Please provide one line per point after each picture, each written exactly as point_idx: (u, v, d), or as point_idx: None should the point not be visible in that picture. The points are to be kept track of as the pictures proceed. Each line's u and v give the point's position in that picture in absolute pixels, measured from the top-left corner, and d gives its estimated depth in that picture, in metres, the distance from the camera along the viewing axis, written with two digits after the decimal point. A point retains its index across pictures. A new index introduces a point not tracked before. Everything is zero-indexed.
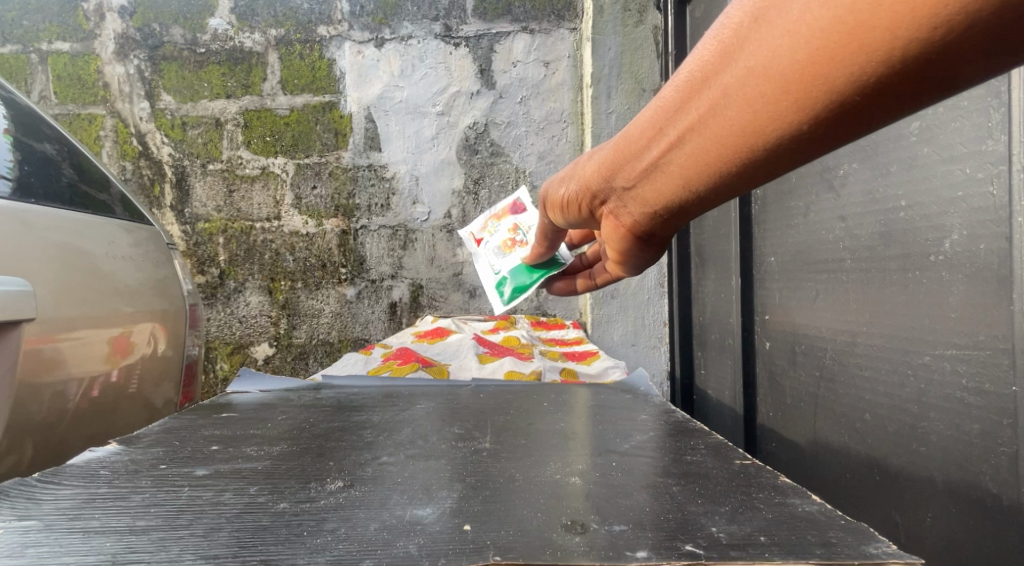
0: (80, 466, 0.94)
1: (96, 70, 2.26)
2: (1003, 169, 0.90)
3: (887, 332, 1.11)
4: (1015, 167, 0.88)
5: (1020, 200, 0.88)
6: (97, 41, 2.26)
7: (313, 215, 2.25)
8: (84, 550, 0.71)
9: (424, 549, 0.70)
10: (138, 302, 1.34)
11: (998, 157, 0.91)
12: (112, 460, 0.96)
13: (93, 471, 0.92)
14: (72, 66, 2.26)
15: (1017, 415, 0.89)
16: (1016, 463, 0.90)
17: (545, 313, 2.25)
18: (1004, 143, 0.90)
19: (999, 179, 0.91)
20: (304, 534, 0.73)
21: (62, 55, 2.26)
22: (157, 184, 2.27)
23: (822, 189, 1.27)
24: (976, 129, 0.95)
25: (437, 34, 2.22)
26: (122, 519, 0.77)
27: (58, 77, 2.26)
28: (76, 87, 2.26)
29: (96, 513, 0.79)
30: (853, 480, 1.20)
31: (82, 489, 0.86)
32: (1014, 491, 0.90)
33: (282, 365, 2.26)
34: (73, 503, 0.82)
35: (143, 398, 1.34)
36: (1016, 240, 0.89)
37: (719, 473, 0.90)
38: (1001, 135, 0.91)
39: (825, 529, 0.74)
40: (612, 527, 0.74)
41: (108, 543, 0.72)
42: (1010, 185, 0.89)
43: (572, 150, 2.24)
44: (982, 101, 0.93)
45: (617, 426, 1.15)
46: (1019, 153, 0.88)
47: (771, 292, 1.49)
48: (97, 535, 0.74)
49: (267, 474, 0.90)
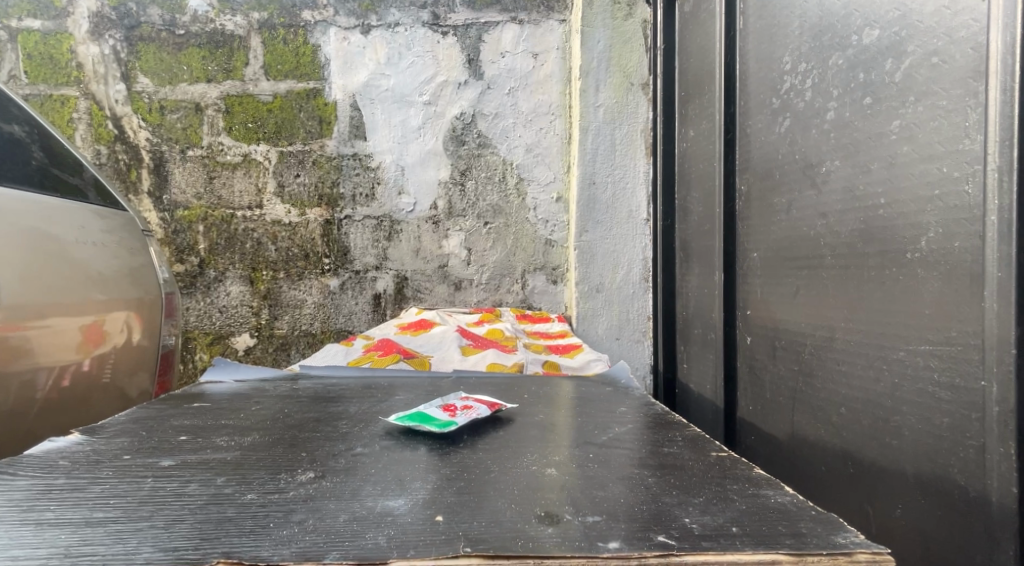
0: (38, 457, 0.91)
1: (69, 50, 2.22)
2: (978, 168, 0.90)
3: (864, 328, 1.11)
4: (991, 167, 0.88)
5: (993, 198, 0.88)
6: (70, 20, 2.21)
7: (296, 203, 2.23)
8: (36, 543, 0.69)
9: (392, 540, 0.69)
10: (111, 290, 1.31)
11: (974, 156, 0.91)
12: (72, 451, 0.94)
13: (52, 462, 0.90)
14: (43, 45, 2.21)
15: (984, 409, 0.89)
16: (983, 456, 0.90)
17: (530, 306, 2.24)
18: (981, 142, 0.90)
19: (974, 178, 0.91)
20: (270, 526, 0.72)
21: (33, 33, 2.21)
22: (133, 169, 2.23)
23: (804, 185, 1.27)
24: (953, 128, 0.94)
25: (425, 22, 2.20)
26: (79, 511, 0.76)
27: (28, 56, 2.21)
28: (47, 67, 2.22)
29: (51, 504, 0.77)
30: (827, 473, 1.20)
31: (38, 480, 0.84)
32: (980, 484, 0.90)
33: (263, 356, 2.23)
34: (28, 494, 0.80)
35: (116, 388, 1.31)
36: (989, 239, 0.88)
37: (695, 464, 0.90)
38: (977, 135, 0.90)
39: (786, 520, 0.73)
40: (586, 519, 0.73)
41: (63, 536, 0.70)
42: (984, 183, 0.89)
43: (560, 142, 2.22)
44: (960, 101, 0.93)
45: (596, 419, 1.14)
46: (995, 153, 0.87)
47: (752, 287, 1.48)
48: (49, 527, 0.72)
49: (236, 465, 0.89)
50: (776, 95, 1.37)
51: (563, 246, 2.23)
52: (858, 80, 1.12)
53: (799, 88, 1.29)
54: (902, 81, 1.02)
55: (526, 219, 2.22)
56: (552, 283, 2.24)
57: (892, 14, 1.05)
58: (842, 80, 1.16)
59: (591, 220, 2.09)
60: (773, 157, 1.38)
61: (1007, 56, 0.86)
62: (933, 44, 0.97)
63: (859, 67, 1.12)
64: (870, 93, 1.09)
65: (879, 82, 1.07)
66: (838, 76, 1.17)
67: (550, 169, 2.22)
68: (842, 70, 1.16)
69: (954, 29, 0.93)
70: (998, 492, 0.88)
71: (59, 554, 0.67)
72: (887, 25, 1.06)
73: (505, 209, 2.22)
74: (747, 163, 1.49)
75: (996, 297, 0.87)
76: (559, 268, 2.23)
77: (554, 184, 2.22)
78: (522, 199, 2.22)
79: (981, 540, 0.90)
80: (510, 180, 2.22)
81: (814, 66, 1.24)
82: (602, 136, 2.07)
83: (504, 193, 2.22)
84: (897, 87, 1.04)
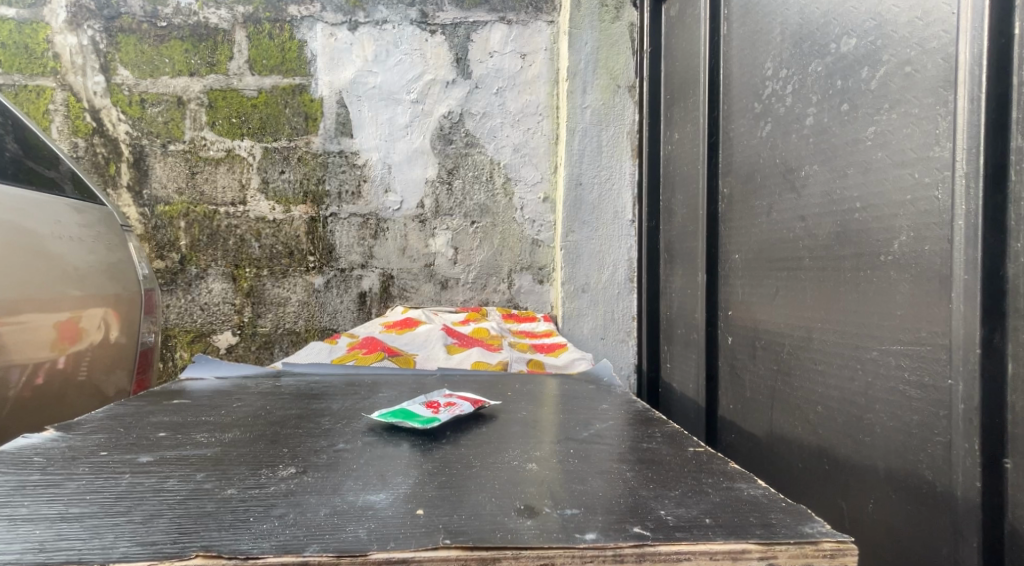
0: (12, 453, 0.91)
1: (45, 40, 2.20)
2: (947, 174, 0.92)
3: (839, 329, 1.13)
4: (958, 173, 0.90)
5: (961, 203, 0.89)
6: (47, 9, 2.20)
7: (281, 200, 2.22)
8: (9, 538, 0.69)
9: (373, 533, 0.70)
10: (89, 286, 1.31)
11: (943, 163, 0.93)
12: (46, 448, 0.93)
13: (26, 458, 0.89)
14: (18, 34, 2.19)
15: (952, 406, 0.91)
16: (949, 452, 0.92)
17: (517, 306, 2.24)
18: (950, 150, 0.92)
19: (943, 183, 0.93)
20: (249, 520, 0.72)
21: (8, 22, 2.19)
22: (112, 163, 2.22)
23: (785, 188, 1.29)
24: (925, 135, 0.96)
25: (413, 20, 2.21)
26: (54, 506, 0.75)
27: (3, 45, 2.19)
28: (23, 56, 2.20)
29: (24, 500, 0.77)
30: (804, 470, 1.22)
31: (12, 476, 0.83)
32: (946, 479, 0.92)
33: (245, 354, 2.22)
34: (2, 490, 0.79)
35: (92, 385, 1.32)
36: (957, 242, 0.90)
37: (673, 459, 0.92)
38: (946, 142, 0.92)
39: (761, 515, 0.74)
40: (564, 512, 0.75)
41: (37, 531, 0.70)
42: (953, 189, 0.91)
43: (547, 143, 2.23)
44: (931, 109, 0.95)
45: (578, 416, 1.15)
46: (962, 160, 0.89)
47: (733, 287, 1.50)
48: (24, 523, 0.72)
49: (216, 461, 0.89)
50: (758, 99, 1.39)
51: (550, 246, 2.24)
52: (836, 88, 1.14)
53: (781, 94, 1.30)
54: (878, 89, 1.04)
55: (514, 219, 2.23)
56: (539, 283, 2.24)
57: (868, 23, 1.07)
58: (821, 86, 1.18)
59: (578, 221, 2.09)
60: (755, 160, 1.40)
61: (974, 67, 0.88)
62: (906, 53, 0.99)
63: (837, 74, 1.14)
64: (847, 100, 1.11)
65: (856, 89, 1.10)
66: (817, 83, 1.19)
67: (538, 170, 2.23)
68: (822, 77, 1.18)
69: (926, 40, 0.95)
70: (963, 486, 0.90)
71: (34, 548, 0.67)
72: (864, 34, 1.08)
73: (492, 208, 2.23)
74: (729, 165, 1.51)
75: (962, 298, 0.89)
76: (545, 268, 2.24)
77: (542, 185, 2.23)
78: (509, 199, 2.23)
79: (947, 533, 0.92)
80: (498, 179, 2.23)
81: (794, 72, 1.26)
82: (589, 137, 2.07)
83: (491, 193, 2.23)
84: (873, 94, 1.06)
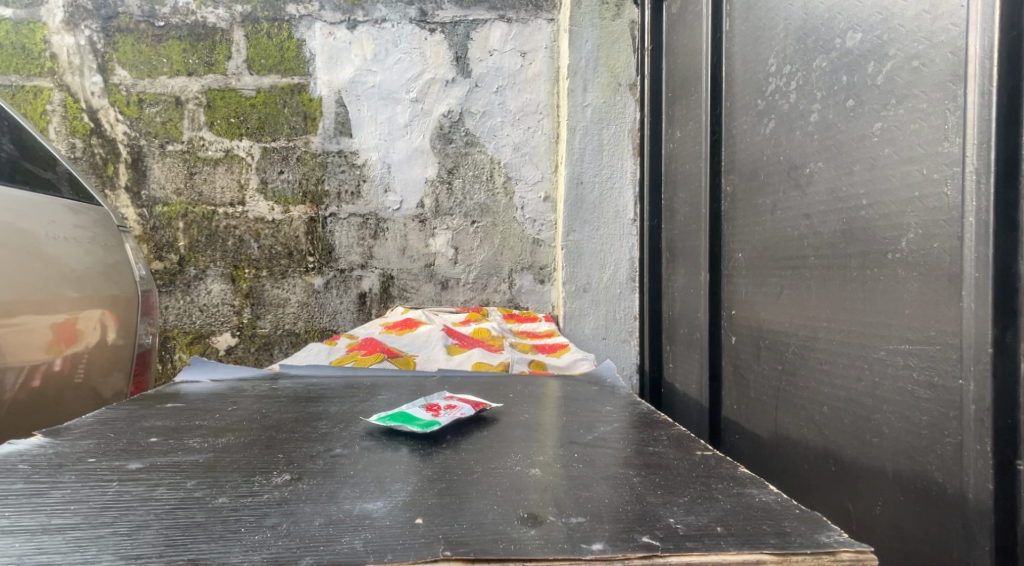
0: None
1: (42, 40, 2.18)
2: (957, 171, 0.90)
3: (845, 328, 1.11)
4: (969, 169, 0.87)
5: (972, 200, 0.87)
6: (44, 9, 2.17)
7: (279, 200, 2.20)
8: None
9: (370, 544, 0.67)
10: (86, 287, 1.29)
11: (953, 159, 0.90)
12: (33, 454, 0.91)
13: (11, 466, 0.87)
14: (15, 34, 2.17)
15: (963, 408, 0.89)
16: (959, 454, 0.89)
17: (518, 306, 2.22)
18: (959, 145, 0.89)
19: (953, 179, 0.90)
20: (241, 531, 0.70)
21: (5, 22, 2.17)
22: (110, 164, 2.19)
23: (789, 186, 1.26)
24: (933, 131, 0.93)
25: (412, 19, 2.19)
26: (36, 517, 0.73)
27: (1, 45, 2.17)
28: (20, 57, 2.17)
29: (6, 511, 0.74)
30: (810, 471, 1.20)
31: None
32: (957, 481, 0.90)
33: (245, 356, 2.20)
34: None
35: (89, 387, 1.29)
36: (967, 240, 0.88)
37: (680, 464, 0.89)
38: (956, 138, 0.90)
39: (775, 523, 0.71)
40: (569, 520, 0.72)
41: (19, 543, 0.68)
42: (963, 186, 0.89)
43: (548, 142, 2.21)
44: (939, 104, 0.92)
45: (580, 418, 1.12)
46: (973, 155, 0.87)
47: (737, 286, 1.48)
48: (6, 534, 0.69)
49: (208, 467, 0.87)
50: (762, 96, 1.36)
51: (550, 246, 2.21)
52: (841, 82, 1.11)
53: (785, 90, 1.28)
54: (883, 84, 1.02)
55: (514, 219, 2.21)
56: (539, 283, 2.22)
57: (874, 17, 1.04)
58: (825, 82, 1.15)
59: (579, 220, 2.07)
60: (758, 158, 1.37)
61: (985, 61, 0.85)
62: (913, 48, 0.97)
63: (843, 69, 1.11)
64: (853, 96, 1.09)
65: (862, 85, 1.07)
66: (822, 79, 1.16)
67: (539, 169, 2.20)
68: (826, 72, 1.15)
69: (934, 33, 0.93)
70: (975, 488, 0.87)
71: (13, 563, 0.64)
72: (869, 29, 1.05)
73: (493, 208, 2.20)
74: (733, 162, 1.48)
75: (973, 297, 0.87)
76: (546, 268, 2.22)
77: (543, 184, 2.21)
78: (510, 198, 2.21)
79: (957, 536, 0.90)
80: (498, 179, 2.20)
81: (798, 68, 1.24)
82: (590, 135, 2.05)
83: (492, 193, 2.20)
84: (880, 89, 1.03)
